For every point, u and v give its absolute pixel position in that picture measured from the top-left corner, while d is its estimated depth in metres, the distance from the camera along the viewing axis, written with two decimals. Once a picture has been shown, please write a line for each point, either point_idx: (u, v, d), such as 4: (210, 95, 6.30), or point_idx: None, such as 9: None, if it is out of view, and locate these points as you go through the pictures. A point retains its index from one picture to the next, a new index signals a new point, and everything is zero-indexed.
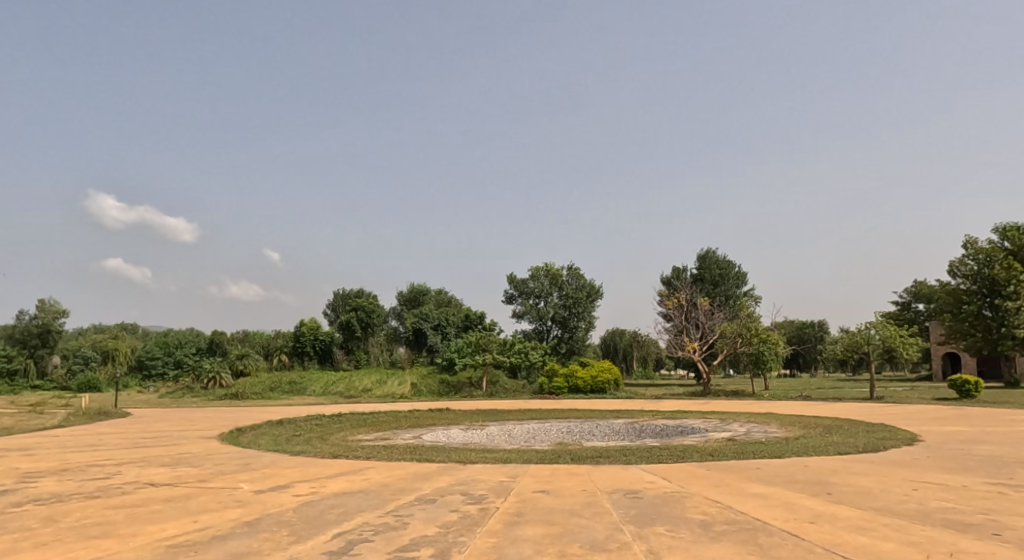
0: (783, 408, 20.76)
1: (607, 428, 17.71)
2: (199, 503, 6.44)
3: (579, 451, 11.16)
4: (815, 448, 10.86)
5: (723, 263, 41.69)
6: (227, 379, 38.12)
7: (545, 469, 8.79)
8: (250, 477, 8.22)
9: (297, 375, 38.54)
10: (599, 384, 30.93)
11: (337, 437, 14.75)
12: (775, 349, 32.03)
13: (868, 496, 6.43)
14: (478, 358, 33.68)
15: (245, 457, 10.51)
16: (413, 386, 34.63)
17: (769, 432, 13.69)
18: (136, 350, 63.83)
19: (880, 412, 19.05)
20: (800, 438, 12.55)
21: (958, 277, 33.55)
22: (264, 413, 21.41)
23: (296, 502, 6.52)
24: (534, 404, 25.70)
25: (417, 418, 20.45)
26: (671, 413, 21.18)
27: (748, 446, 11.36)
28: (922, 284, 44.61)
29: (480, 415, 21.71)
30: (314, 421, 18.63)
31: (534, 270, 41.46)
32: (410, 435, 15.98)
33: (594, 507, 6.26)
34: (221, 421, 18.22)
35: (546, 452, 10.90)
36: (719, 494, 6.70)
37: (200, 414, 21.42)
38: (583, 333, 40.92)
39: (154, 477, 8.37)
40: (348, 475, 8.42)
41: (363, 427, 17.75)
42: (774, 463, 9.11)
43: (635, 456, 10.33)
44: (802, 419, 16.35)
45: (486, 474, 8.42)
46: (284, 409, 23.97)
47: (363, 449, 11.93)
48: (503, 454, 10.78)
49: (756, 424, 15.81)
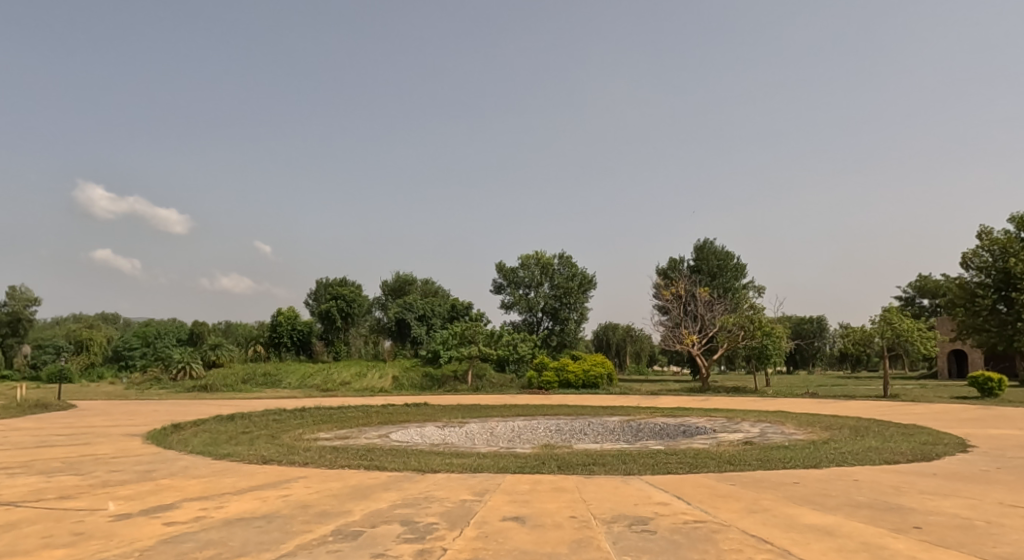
0: (792, 407, 18.96)
1: (600, 427, 15.78)
2: (14, 539, 4.44)
3: (568, 455, 9.24)
4: (856, 456, 8.93)
5: (722, 254, 39.85)
6: (198, 369, 36.07)
7: (523, 483, 6.83)
8: (132, 494, 6.20)
9: (273, 366, 36.47)
10: (592, 379, 28.93)
11: (289, 437, 12.70)
12: (779, 344, 30.12)
13: (977, 536, 4.50)
14: (463, 351, 31.67)
15: (151, 462, 8.47)
16: (395, 380, 32.70)
17: (789, 434, 11.81)
18: (112, 341, 61.34)
19: (901, 412, 17.27)
20: (829, 442, 10.69)
21: (971, 270, 31.60)
22: (222, 407, 19.48)
23: (157, 538, 4.52)
24: (521, 399, 23.77)
25: (390, 414, 18.50)
26: (668, 411, 19.30)
27: (770, 451, 9.44)
28: (925, 278, 42.98)
29: (460, 410, 19.82)
30: (272, 417, 16.64)
31: (523, 258, 39.48)
32: (376, 433, 14.00)
33: (587, 550, 4.31)
34: (168, 415, 16.25)
35: (528, 458, 8.93)
36: (763, 528, 4.76)
37: (152, 406, 19.50)
38: (574, 326, 39.06)
39: (3, 490, 6.35)
40: (265, 489, 6.45)
41: (325, 424, 15.73)
42: (814, 478, 7.17)
43: (635, 464, 8.33)
44: (820, 418, 14.54)
45: (444, 490, 6.45)
46: (248, 402, 22.05)
47: (309, 451, 9.92)
48: (474, 459, 8.83)
49: (769, 424, 13.92)
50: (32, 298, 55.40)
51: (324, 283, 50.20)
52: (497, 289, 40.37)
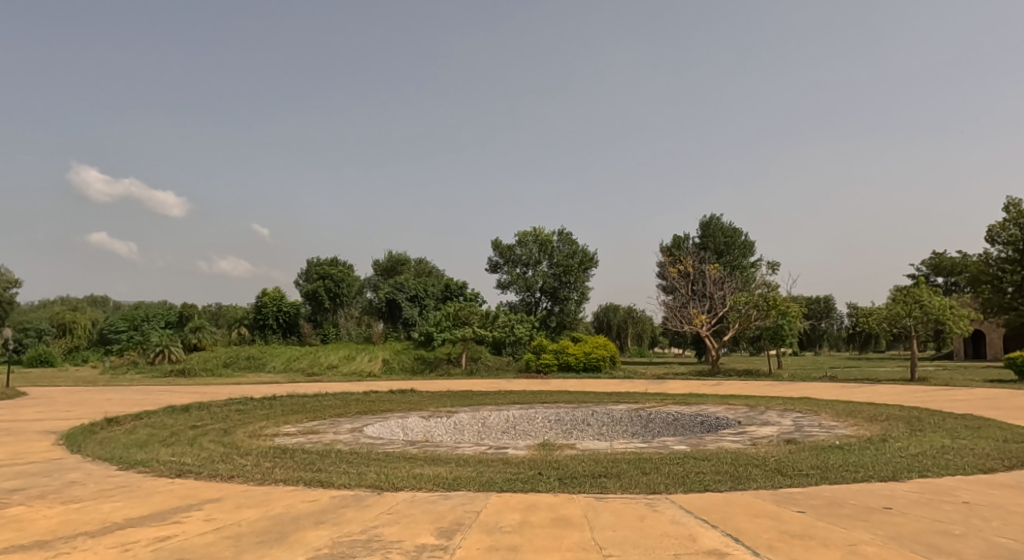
0: (817, 393, 17.09)
1: (605, 416, 13.89)
2: None
3: (569, 461, 7.32)
4: (937, 462, 7.03)
5: (729, 230, 37.90)
6: (178, 353, 34.18)
7: (513, 515, 4.87)
8: None
9: (257, 349, 34.65)
10: (593, 362, 27.08)
11: (240, 434, 10.74)
12: (795, 325, 27.90)
13: None
14: (456, 333, 29.77)
15: (33, 476, 6.52)
16: (385, 363, 30.95)
17: (833, 431, 9.90)
18: (98, 324, 59.26)
19: (943, 398, 15.45)
20: (886, 439, 8.79)
21: (997, 244, 29.63)
22: (186, 395, 17.61)
23: None
24: (517, 384, 21.90)
25: (371, 402, 16.61)
26: (679, 398, 17.46)
27: (825, 454, 7.55)
28: (941, 256, 40.92)
29: (450, 397, 17.91)
30: (235, 407, 14.75)
31: (522, 235, 37.47)
32: (349, 428, 12.05)
33: None
34: (115, 404, 14.41)
35: (520, 466, 6.98)
36: None
37: (109, 395, 17.68)
38: (575, 307, 37.22)
39: None
40: (141, 528, 4.50)
41: (294, 416, 13.81)
42: (909, 501, 5.25)
43: (658, 475, 6.41)
44: (859, 408, 12.67)
45: (398, 527, 4.56)
46: (220, 389, 20.23)
47: (250, 455, 7.97)
48: (452, 468, 6.88)
49: (802, 417, 12.00)
50: (11, 280, 53.43)
51: (314, 263, 48.06)
52: (492, 268, 38.53)
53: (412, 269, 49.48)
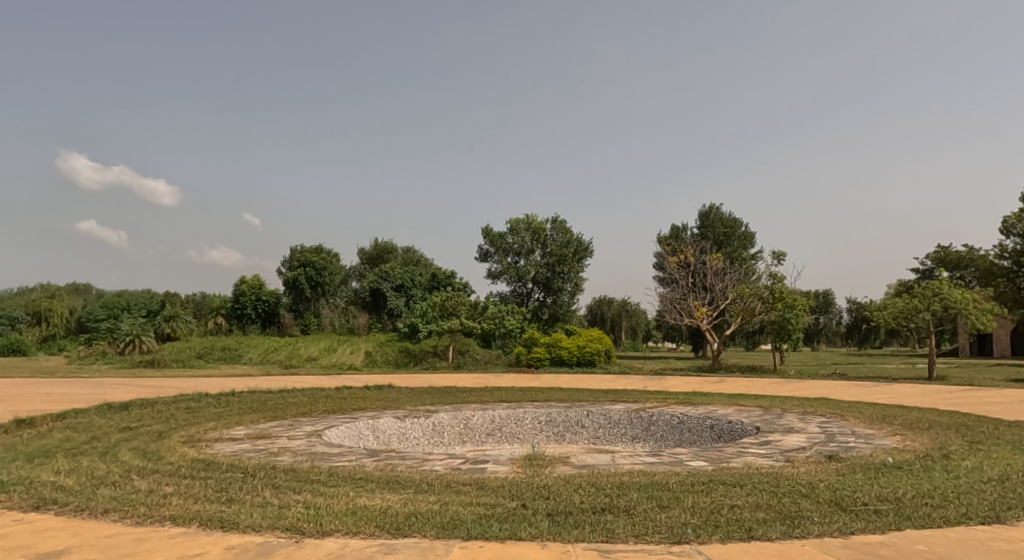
0: (834, 393, 15.56)
1: (602, 418, 12.28)
2: None
3: (562, 487, 5.64)
4: None
5: (729, 221, 36.36)
6: (151, 342, 32.41)
7: None
8: None
9: (234, 340, 32.86)
10: (587, 357, 25.57)
11: (172, 440, 9.03)
12: (803, 319, 26.01)
13: None
14: (443, 324, 28.10)
15: None
16: (367, 356, 29.27)
17: (876, 442, 8.30)
18: (75, 312, 57.08)
19: (975, 400, 13.96)
20: (950, 455, 7.20)
21: (1013, 235, 28.09)
22: (138, 390, 15.81)
23: None
24: (507, 380, 20.30)
25: (342, 400, 14.90)
26: (683, 397, 15.89)
27: (886, 478, 5.96)
28: (947, 250, 39.54)
29: (431, 395, 16.25)
30: (185, 405, 12.99)
31: (512, 223, 35.83)
32: (307, 431, 10.39)
33: None
34: (47, 401, 12.63)
35: (501, 494, 5.30)
36: None
37: (52, 388, 15.97)
38: (568, 298, 35.64)
39: None
40: None
41: (249, 416, 12.10)
42: None
43: (682, 513, 4.78)
44: (892, 412, 11.12)
45: None
46: (181, 383, 18.48)
47: (158, 472, 6.25)
48: (411, 497, 5.22)
49: (829, 422, 10.40)
50: None
51: (297, 251, 46.24)
52: (482, 257, 36.83)
53: (399, 258, 47.86)
